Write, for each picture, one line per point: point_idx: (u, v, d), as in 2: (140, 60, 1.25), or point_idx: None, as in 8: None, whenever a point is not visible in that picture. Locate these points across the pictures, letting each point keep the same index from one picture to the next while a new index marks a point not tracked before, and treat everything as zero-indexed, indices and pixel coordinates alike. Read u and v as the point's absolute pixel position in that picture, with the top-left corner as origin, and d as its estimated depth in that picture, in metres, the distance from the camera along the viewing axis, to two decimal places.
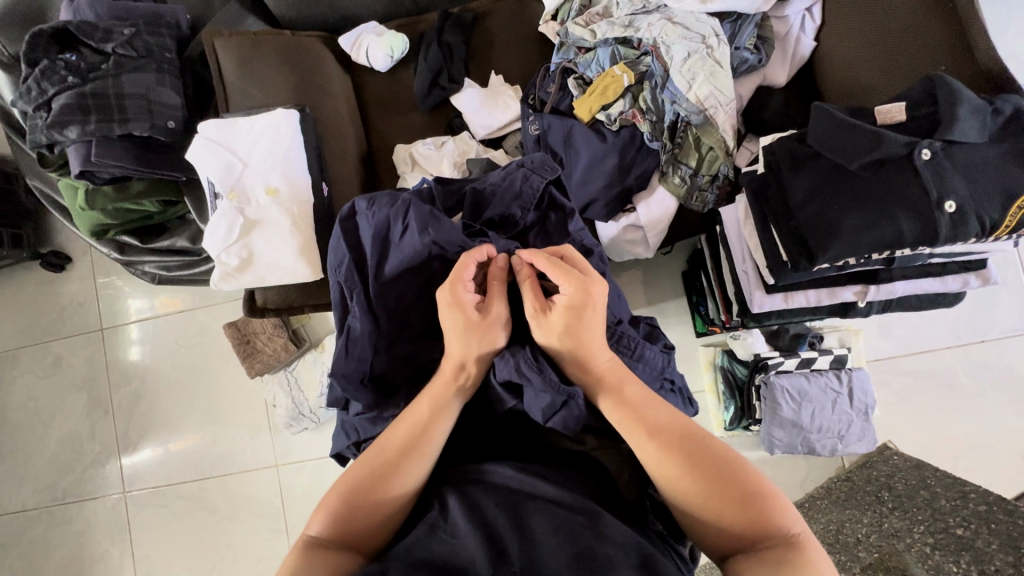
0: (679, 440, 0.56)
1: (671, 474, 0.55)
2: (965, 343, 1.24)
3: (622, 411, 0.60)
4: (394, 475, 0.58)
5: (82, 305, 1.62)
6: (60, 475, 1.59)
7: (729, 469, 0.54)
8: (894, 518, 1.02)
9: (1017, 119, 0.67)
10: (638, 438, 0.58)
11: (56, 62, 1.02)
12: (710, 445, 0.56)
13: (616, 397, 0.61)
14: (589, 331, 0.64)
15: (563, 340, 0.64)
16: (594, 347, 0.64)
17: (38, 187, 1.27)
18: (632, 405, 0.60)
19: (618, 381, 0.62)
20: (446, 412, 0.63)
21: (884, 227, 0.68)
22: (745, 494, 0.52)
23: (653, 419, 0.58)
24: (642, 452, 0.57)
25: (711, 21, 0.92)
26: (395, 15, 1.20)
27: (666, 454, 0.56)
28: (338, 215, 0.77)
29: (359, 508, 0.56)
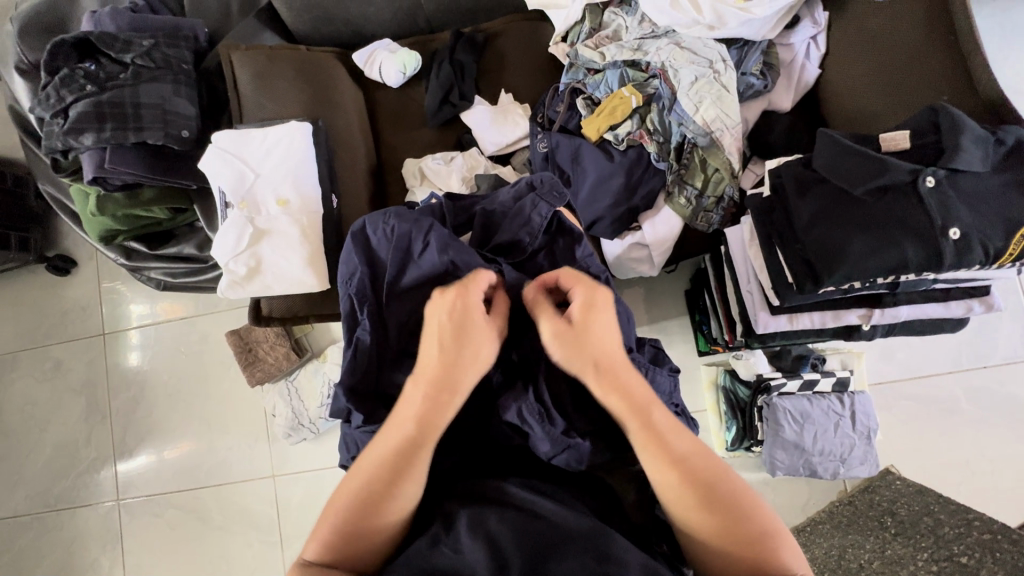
0: (701, 475, 0.55)
1: (682, 506, 0.55)
2: (966, 368, 1.24)
3: (644, 435, 0.58)
4: (387, 499, 0.57)
5: (85, 309, 1.62)
6: (54, 481, 1.57)
7: (741, 507, 0.54)
8: (897, 545, 1.03)
9: (1020, 150, 0.69)
10: (656, 464, 0.56)
11: (76, 71, 1.05)
12: (731, 485, 0.55)
13: (640, 419, 0.58)
14: (605, 339, 0.62)
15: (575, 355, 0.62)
16: (619, 367, 0.61)
17: (49, 191, 1.28)
18: (654, 428, 0.58)
19: (647, 403, 0.59)
20: (435, 426, 0.60)
21: (888, 253, 0.69)
22: (754, 534, 0.52)
23: (673, 447, 0.57)
24: (659, 478, 0.56)
25: (718, 47, 0.94)
26: (408, 33, 1.23)
27: (683, 485, 0.55)
28: (350, 230, 0.78)
29: (354, 533, 0.55)
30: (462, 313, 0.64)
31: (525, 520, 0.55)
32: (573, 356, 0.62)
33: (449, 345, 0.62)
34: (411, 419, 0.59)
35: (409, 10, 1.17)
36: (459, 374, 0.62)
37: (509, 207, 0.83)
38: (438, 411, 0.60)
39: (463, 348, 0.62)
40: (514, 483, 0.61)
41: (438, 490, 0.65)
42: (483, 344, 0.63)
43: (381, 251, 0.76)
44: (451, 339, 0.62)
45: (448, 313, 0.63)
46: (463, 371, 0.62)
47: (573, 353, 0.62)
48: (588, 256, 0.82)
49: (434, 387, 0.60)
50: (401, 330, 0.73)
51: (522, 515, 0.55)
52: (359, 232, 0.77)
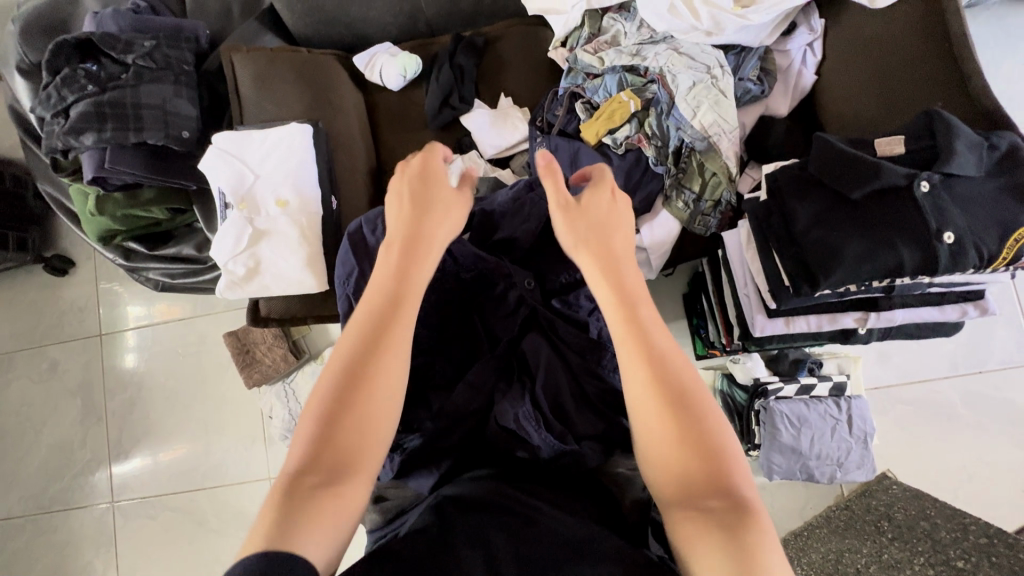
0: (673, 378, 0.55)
1: (647, 400, 0.55)
2: (962, 373, 1.24)
3: (628, 326, 0.59)
4: (367, 377, 0.57)
5: (83, 310, 1.62)
6: (49, 483, 1.56)
7: (704, 424, 0.53)
8: (894, 548, 1.02)
9: (1013, 155, 0.70)
10: (634, 357, 0.57)
11: (77, 71, 1.05)
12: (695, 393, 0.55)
13: (627, 307, 0.60)
14: (612, 224, 0.68)
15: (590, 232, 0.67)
16: (619, 256, 0.65)
17: (48, 191, 1.28)
18: (639, 321, 0.59)
19: (636, 299, 0.61)
20: (406, 275, 0.64)
21: (885, 256, 0.70)
22: (716, 456, 0.52)
23: (655, 345, 0.58)
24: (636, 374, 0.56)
25: (715, 53, 0.96)
26: (409, 36, 1.24)
27: (655, 383, 0.55)
28: (346, 231, 0.81)
29: (333, 416, 0.55)
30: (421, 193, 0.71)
31: (520, 527, 0.56)
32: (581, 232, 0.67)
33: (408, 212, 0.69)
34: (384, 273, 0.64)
35: (410, 13, 1.18)
36: (425, 235, 0.68)
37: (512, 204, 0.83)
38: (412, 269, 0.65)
39: (424, 216, 0.69)
40: (511, 488, 0.62)
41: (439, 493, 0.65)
42: (442, 214, 0.70)
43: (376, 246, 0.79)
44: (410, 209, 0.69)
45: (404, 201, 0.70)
46: (427, 231, 0.68)
47: (582, 233, 0.67)
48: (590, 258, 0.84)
49: (405, 247, 0.66)
50: None
51: (519, 522, 0.57)
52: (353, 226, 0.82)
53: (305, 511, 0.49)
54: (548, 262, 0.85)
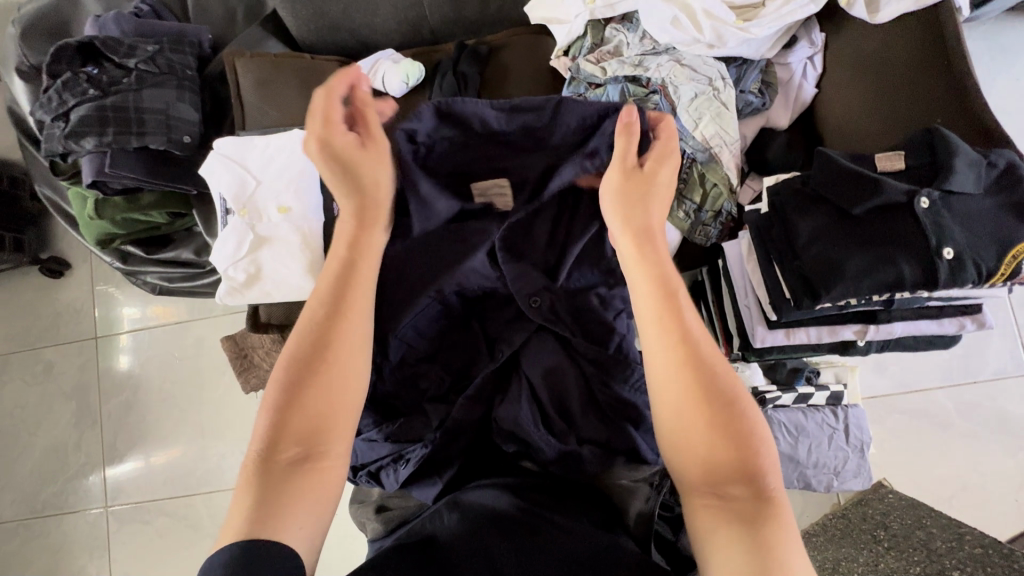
0: (705, 365, 0.56)
1: (672, 375, 0.56)
2: (957, 382, 1.26)
3: (662, 309, 0.60)
4: (330, 356, 0.61)
5: (78, 312, 1.61)
6: (41, 486, 1.55)
7: (736, 399, 0.54)
8: (890, 558, 1.01)
9: (1011, 172, 0.71)
10: (668, 333, 0.58)
11: (79, 75, 1.05)
12: (729, 374, 0.56)
13: (663, 285, 0.61)
14: (653, 200, 0.68)
15: (632, 208, 0.66)
16: (655, 236, 0.65)
17: (45, 193, 1.27)
18: (673, 300, 0.60)
19: (672, 282, 0.62)
20: (360, 255, 0.68)
21: (884, 271, 0.71)
22: (742, 428, 0.53)
23: (686, 324, 0.59)
24: (665, 357, 0.57)
25: (717, 65, 0.97)
26: (412, 43, 1.24)
27: (685, 361, 0.56)
28: None
29: (299, 391, 0.59)
30: (341, 149, 0.69)
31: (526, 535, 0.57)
32: (632, 203, 0.67)
33: (342, 184, 0.69)
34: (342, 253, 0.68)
35: (414, 21, 1.19)
36: (367, 211, 0.70)
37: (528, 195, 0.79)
38: (363, 245, 0.69)
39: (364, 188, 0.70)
40: (513, 495, 0.63)
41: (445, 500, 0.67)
42: (374, 174, 0.70)
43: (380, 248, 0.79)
44: (341, 178, 0.69)
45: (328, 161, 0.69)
46: (372, 204, 0.70)
47: (632, 205, 0.67)
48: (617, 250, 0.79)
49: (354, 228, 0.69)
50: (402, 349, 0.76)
51: (523, 530, 0.58)
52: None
53: (289, 484, 0.54)
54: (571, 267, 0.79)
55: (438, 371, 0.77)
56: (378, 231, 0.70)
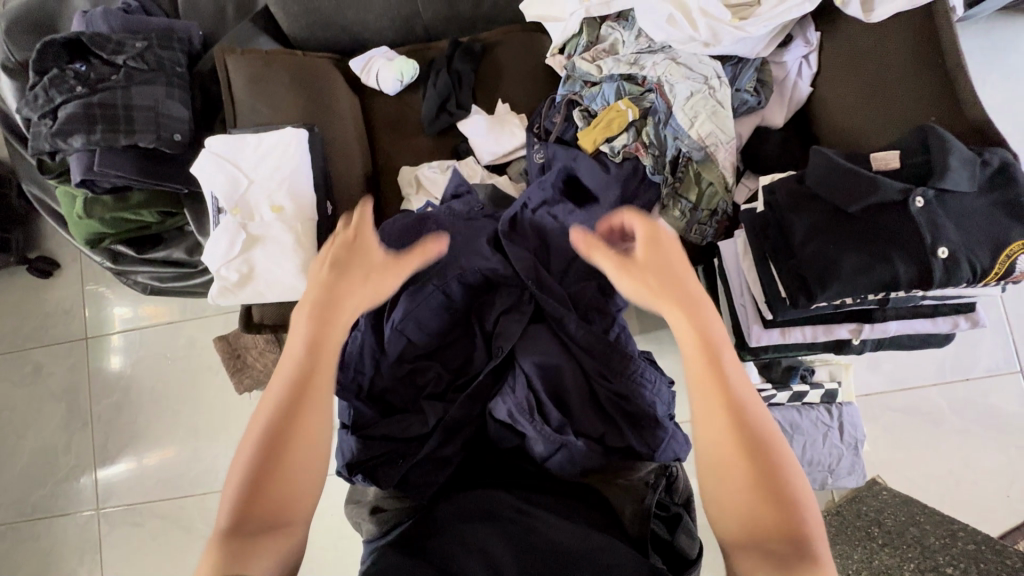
0: (752, 436, 0.57)
1: (717, 446, 0.58)
2: (950, 380, 1.27)
3: (705, 377, 0.60)
4: (289, 452, 0.59)
5: (68, 312, 1.58)
6: (31, 489, 1.53)
7: (780, 467, 0.56)
8: (884, 555, 1.05)
9: (1004, 171, 0.71)
10: (715, 402, 0.58)
11: (66, 72, 1.03)
12: (772, 442, 0.57)
13: (709, 354, 0.61)
14: (675, 261, 0.66)
15: (656, 285, 0.64)
16: (696, 299, 0.63)
17: (33, 192, 1.25)
18: (722, 371, 0.60)
19: (717, 349, 0.61)
20: (322, 353, 0.64)
21: (880, 270, 0.71)
22: (787, 496, 0.55)
23: (737, 394, 0.59)
24: (712, 428, 0.58)
25: (712, 64, 0.96)
26: (405, 41, 1.23)
27: (733, 434, 0.57)
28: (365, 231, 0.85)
29: (259, 478, 0.58)
30: (352, 249, 0.70)
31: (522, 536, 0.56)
32: (656, 282, 0.64)
33: (331, 274, 0.68)
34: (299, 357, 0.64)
35: (408, 18, 1.18)
36: (340, 301, 0.67)
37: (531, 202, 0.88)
38: (324, 338, 0.65)
39: (347, 281, 0.68)
40: (510, 494, 0.63)
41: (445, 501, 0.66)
42: (366, 276, 0.68)
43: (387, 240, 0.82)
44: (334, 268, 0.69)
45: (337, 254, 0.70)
46: (345, 299, 0.67)
47: (654, 272, 0.65)
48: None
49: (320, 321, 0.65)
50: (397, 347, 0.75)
51: (519, 531, 0.58)
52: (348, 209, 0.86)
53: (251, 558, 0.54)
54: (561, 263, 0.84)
55: (436, 370, 0.76)
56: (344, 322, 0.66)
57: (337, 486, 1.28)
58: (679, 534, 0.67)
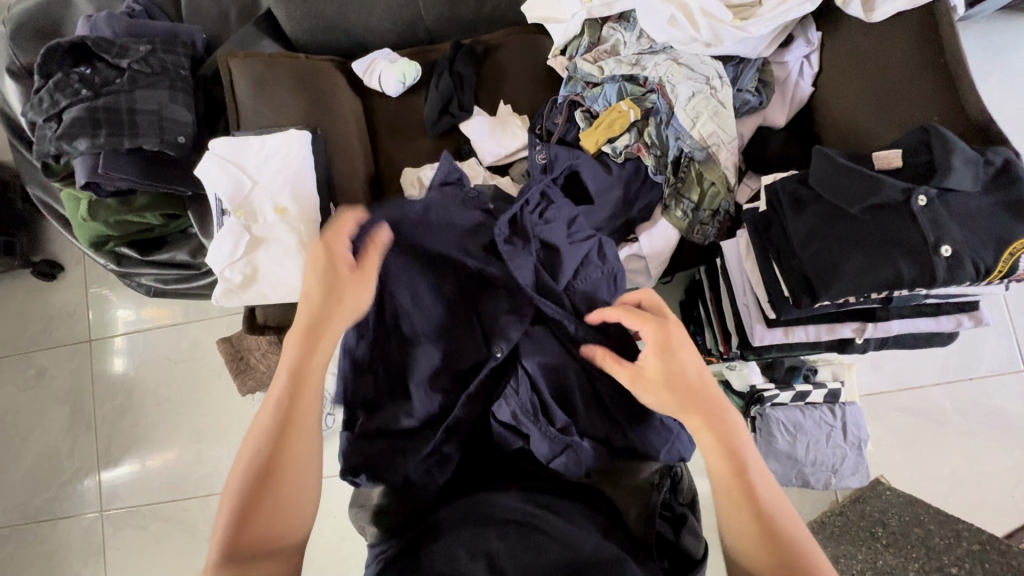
0: (785, 541, 0.55)
1: (751, 550, 0.56)
2: (954, 380, 1.26)
3: (733, 481, 0.58)
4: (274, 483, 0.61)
5: (71, 315, 1.59)
6: (35, 492, 1.53)
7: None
8: (889, 556, 1.07)
9: (1007, 170, 0.71)
10: (741, 513, 0.57)
11: (71, 75, 1.03)
12: (804, 544, 0.55)
13: (734, 465, 0.59)
14: (687, 362, 0.62)
15: (677, 395, 0.62)
16: (720, 405, 0.61)
17: (38, 195, 1.25)
18: (747, 479, 0.58)
19: (740, 450, 0.59)
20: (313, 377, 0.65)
21: (884, 269, 0.71)
22: None
23: (763, 501, 0.57)
24: (741, 534, 0.57)
25: (714, 64, 0.96)
26: (407, 43, 1.24)
27: (763, 540, 0.56)
28: None
29: (254, 502, 0.60)
30: (332, 270, 0.66)
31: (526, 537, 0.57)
32: (672, 393, 0.62)
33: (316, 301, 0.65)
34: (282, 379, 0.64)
35: (410, 21, 1.18)
36: (326, 325, 0.66)
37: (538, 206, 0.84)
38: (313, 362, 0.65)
39: (332, 304, 0.66)
40: (513, 495, 0.63)
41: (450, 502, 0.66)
42: (350, 294, 0.67)
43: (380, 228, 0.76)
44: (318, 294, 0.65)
45: (320, 276, 0.66)
46: (332, 322, 0.66)
47: (669, 383, 0.62)
48: (617, 259, 0.83)
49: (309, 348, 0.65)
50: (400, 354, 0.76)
51: (522, 532, 0.58)
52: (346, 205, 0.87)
53: None
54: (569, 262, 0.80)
55: (437, 371, 0.74)
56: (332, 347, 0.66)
57: (340, 489, 1.28)
58: (684, 534, 0.66)
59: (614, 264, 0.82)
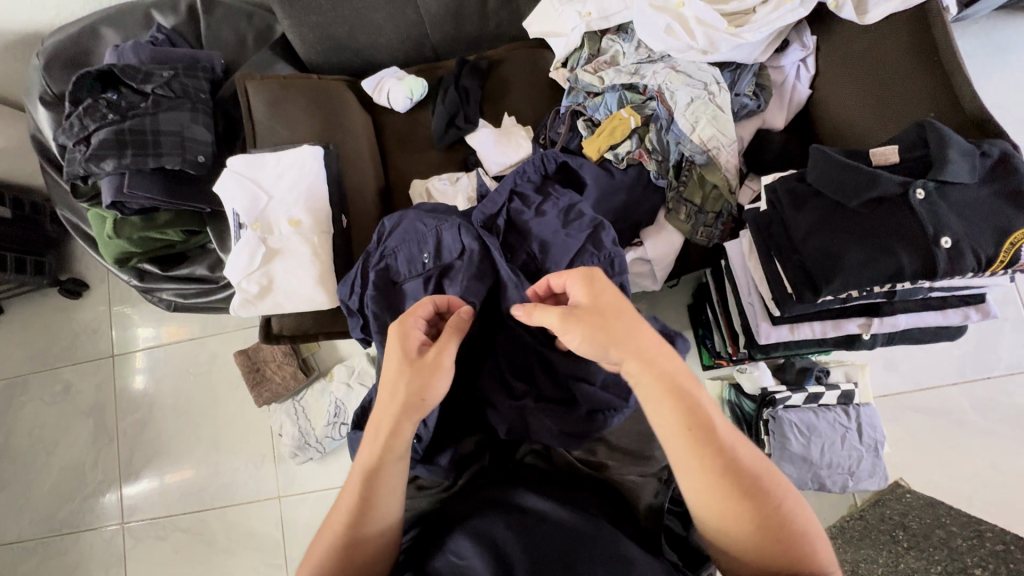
0: (746, 475, 0.53)
1: (719, 492, 0.53)
2: (970, 379, 1.25)
3: (690, 427, 0.54)
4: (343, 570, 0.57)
5: (95, 332, 1.64)
6: (59, 506, 1.57)
7: (781, 499, 0.54)
8: (910, 558, 1.00)
9: (1005, 162, 0.72)
10: (707, 461, 0.53)
11: (99, 101, 1.10)
12: (763, 472, 0.55)
13: (686, 412, 0.54)
14: (620, 311, 0.58)
15: (615, 345, 0.56)
16: (653, 359, 0.56)
17: (66, 216, 1.31)
18: (698, 425, 0.54)
19: (690, 393, 0.55)
20: (382, 473, 0.60)
21: (884, 262, 0.71)
22: (795, 526, 0.53)
23: (721, 440, 0.54)
24: (708, 478, 0.53)
25: (711, 70, 0.99)
26: (415, 61, 1.29)
27: (727, 479, 0.53)
28: (373, 241, 0.94)
29: None
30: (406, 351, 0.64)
31: (532, 528, 0.58)
32: (612, 344, 0.56)
33: (387, 391, 0.63)
34: (359, 476, 0.61)
35: (417, 39, 1.23)
36: (398, 414, 0.61)
37: (534, 203, 0.92)
38: (381, 457, 0.61)
39: (407, 392, 0.62)
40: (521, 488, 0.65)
41: (465, 493, 0.68)
42: (420, 381, 0.62)
43: (394, 244, 0.90)
44: (389, 383, 0.63)
45: (390, 370, 0.64)
46: (406, 411, 0.62)
47: (606, 333, 0.57)
48: (615, 244, 0.85)
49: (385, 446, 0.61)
50: None
51: (527, 521, 0.59)
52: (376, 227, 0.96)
53: None
54: (565, 258, 0.86)
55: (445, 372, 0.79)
56: (395, 445, 0.61)
57: None
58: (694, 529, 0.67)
59: (611, 249, 0.85)
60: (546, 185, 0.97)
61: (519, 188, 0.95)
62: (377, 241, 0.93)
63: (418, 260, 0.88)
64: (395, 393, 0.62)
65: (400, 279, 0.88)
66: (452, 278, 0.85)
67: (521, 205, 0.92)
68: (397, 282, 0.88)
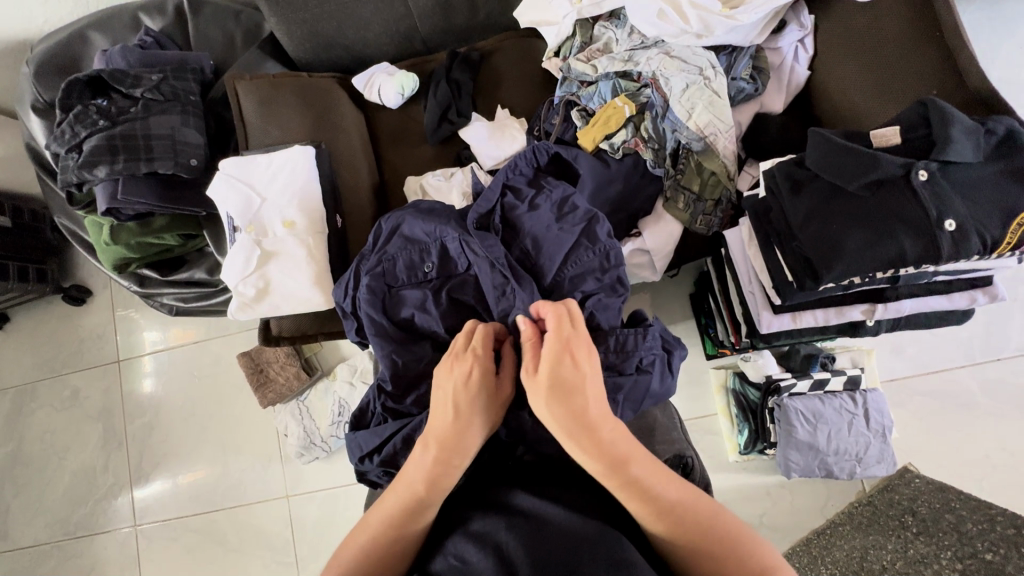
0: (691, 525, 0.56)
1: (666, 545, 0.57)
2: (980, 361, 1.22)
3: (626, 489, 0.59)
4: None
5: (101, 337, 1.66)
6: (73, 509, 1.59)
7: (737, 546, 0.55)
8: (919, 544, 1.01)
9: (1012, 139, 0.69)
10: (646, 517, 0.58)
11: (89, 108, 1.09)
12: (714, 523, 0.56)
13: (619, 476, 0.59)
14: (579, 380, 0.63)
15: (556, 410, 0.62)
16: (594, 423, 0.61)
17: (64, 224, 1.32)
18: (636, 484, 0.59)
19: (627, 457, 0.60)
20: (444, 490, 0.63)
21: (887, 246, 0.70)
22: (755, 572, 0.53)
23: (661, 498, 0.58)
24: (653, 532, 0.58)
25: (706, 55, 0.97)
26: (405, 55, 1.27)
27: (672, 533, 0.57)
28: (368, 244, 0.91)
29: None
30: (475, 377, 0.67)
31: (533, 528, 0.57)
32: (561, 413, 0.62)
33: (462, 412, 0.65)
34: (417, 487, 0.62)
35: (406, 33, 1.21)
36: (464, 437, 0.65)
37: (527, 197, 0.91)
38: (448, 476, 0.63)
39: (476, 418, 0.66)
40: (523, 490, 0.64)
41: (465, 498, 0.67)
42: (493, 412, 0.68)
43: (393, 250, 0.88)
44: (466, 407, 0.65)
45: (466, 393, 0.66)
46: (470, 436, 0.65)
47: (557, 404, 0.62)
48: (610, 237, 0.84)
49: (450, 466, 0.64)
50: (411, 357, 0.81)
51: (528, 522, 0.58)
52: (374, 229, 0.93)
53: None
54: (564, 255, 0.84)
55: None
56: (461, 467, 0.65)
57: None
58: None
59: (607, 242, 0.83)
60: (539, 178, 0.95)
61: (512, 182, 0.94)
62: (375, 243, 0.91)
63: (420, 269, 0.86)
64: (472, 417, 0.65)
65: (398, 286, 0.86)
66: (458, 291, 0.84)
67: (515, 200, 0.90)
68: (394, 287, 0.86)
